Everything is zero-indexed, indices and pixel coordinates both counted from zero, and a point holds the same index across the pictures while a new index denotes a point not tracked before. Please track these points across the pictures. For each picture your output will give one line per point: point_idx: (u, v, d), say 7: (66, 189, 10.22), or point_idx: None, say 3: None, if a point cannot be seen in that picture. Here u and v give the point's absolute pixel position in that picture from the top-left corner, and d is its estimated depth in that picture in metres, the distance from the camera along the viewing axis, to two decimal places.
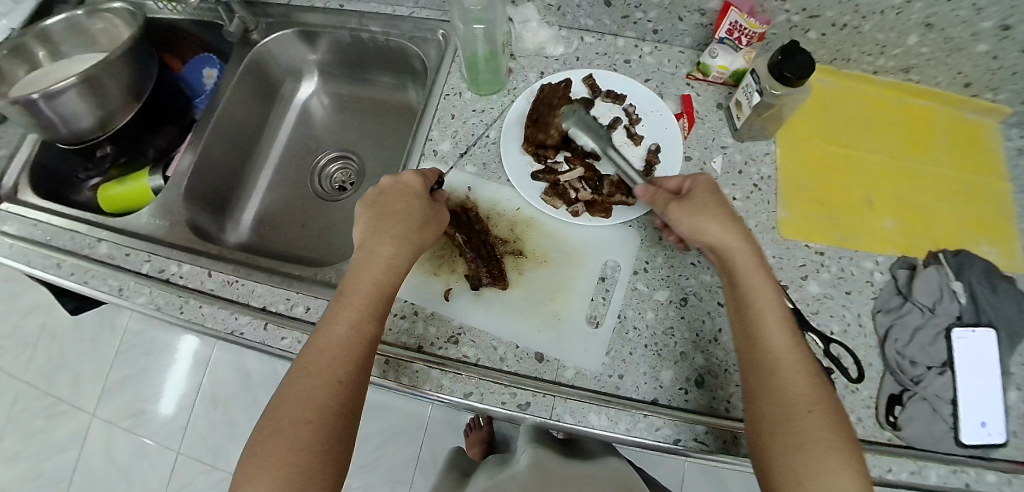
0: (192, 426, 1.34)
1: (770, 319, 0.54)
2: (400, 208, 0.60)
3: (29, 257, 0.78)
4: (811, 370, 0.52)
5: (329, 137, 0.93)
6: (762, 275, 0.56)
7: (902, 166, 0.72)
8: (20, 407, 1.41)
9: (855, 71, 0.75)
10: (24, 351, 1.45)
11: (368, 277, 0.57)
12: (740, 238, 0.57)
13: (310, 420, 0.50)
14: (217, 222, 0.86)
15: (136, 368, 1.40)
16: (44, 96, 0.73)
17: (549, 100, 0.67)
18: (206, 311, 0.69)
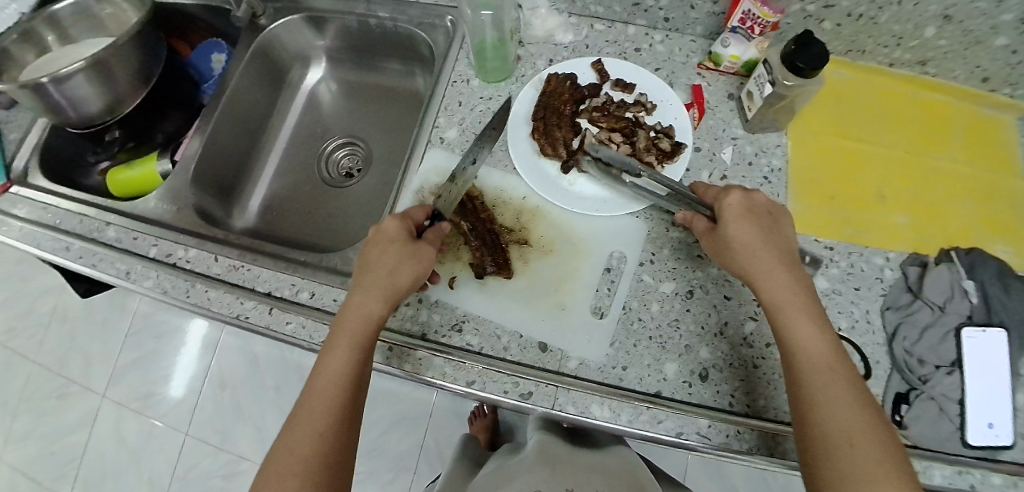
0: (199, 410, 1.36)
1: (810, 347, 0.51)
2: (389, 253, 0.57)
3: (39, 240, 0.79)
4: (857, 396, 0.49)
5: (337, 122, 0.93)
6: (799, 307, 0.53)
7: (917, 162, 0.70)
8: (33, 387, 1.44)
9: (869, 63, 0.73)
10: (35, 333, 1.47)
11: (357, 321, 0.55)
12: (777, 272, 0.54)
13: (295, 475, 0.49)
14: (226, 207, 0.86)
15: (145, 351, 1.41)
16: (53, 80, 0.73)
17: (559, 92, 0.67)
18: (213, 295, 0.69)
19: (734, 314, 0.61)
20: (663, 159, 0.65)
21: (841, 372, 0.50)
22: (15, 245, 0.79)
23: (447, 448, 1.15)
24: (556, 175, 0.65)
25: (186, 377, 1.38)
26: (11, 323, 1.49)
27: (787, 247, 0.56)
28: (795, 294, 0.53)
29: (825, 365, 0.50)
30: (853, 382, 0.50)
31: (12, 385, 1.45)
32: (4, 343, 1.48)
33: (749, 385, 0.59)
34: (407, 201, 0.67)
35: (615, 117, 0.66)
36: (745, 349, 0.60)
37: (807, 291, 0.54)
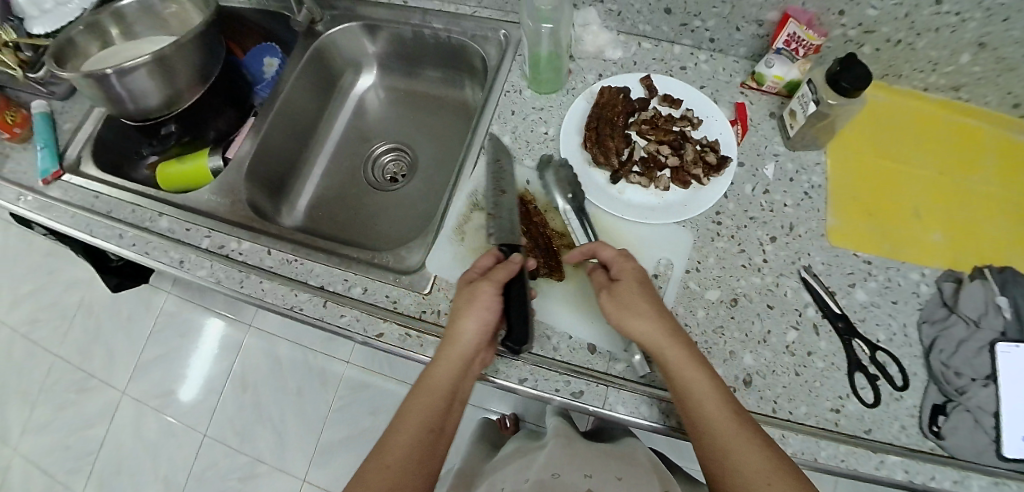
0: (220, 409, 1.37)
1: (708, 401, 0.53)
2: (461, 303, 0.58)
3: (92, 227, 0.82)
4: (758, 436, 0.52)
5: (383, 128, 0.98)
6: (685, 359, 0.54)
7: (951, 183, 0.73)
8: (54, 379, 1.46)
9: (905, 87, 0.76)
10: (60, 326, 1.50)
11: (438, 379, 0.56)
12: (671, 337, 0.55)
13: None
14: (275, 204, 0.89)
15: (168, 348, 1.44)
16: (116, 72, 0.77)
17: (611, 104, 0.70)
18: (266, 286, 0.72)
19: (777, 323, 0.64)
20: (708, 172, 0.67)
21: (753, 433, 0.52)
22: (69, 231, 0.83)
23: None
24: (606, 183, 0.68)
25: (200, 379, 1.40)
26: (37, 314, 1.52)
27: (650, 295, 0.58)
28: (691, 362, 0.54)
29: (736, 430, 0.52)
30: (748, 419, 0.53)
31: (35, 376, 1.47)
32: (27, 335, 1.51)
33: (790, 392, 0.61)
34: (461, 203, 0.71)
35: (663, 131, 0.69)
36: (787, 357, 0.62)
37: (676, 337, 0.56)
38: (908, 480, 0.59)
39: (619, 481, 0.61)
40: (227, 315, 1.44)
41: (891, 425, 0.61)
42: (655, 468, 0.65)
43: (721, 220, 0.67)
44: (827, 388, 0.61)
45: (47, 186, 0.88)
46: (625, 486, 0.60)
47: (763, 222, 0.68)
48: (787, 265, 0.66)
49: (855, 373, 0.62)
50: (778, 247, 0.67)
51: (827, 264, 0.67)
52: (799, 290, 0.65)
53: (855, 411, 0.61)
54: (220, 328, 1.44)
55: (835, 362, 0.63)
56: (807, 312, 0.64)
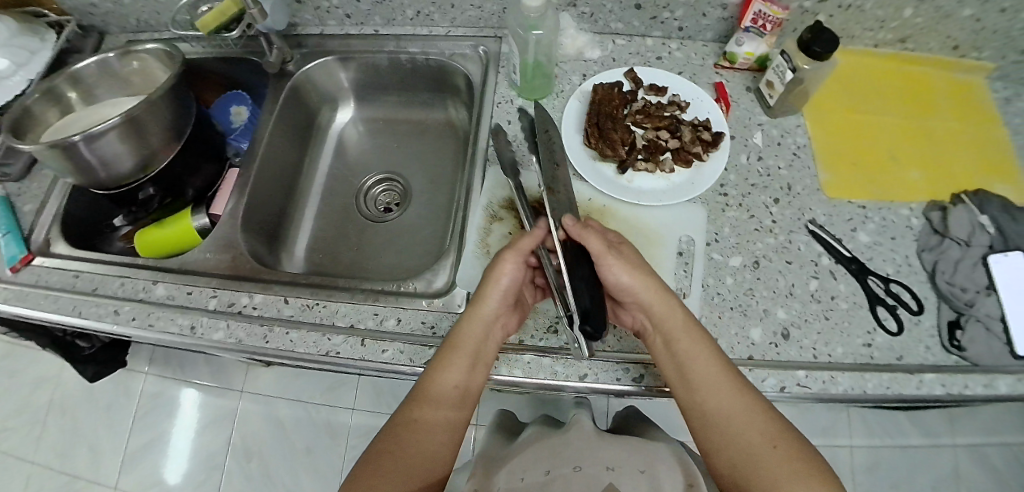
0: (227, 483, 1.29)
1: (714, 367, 0.55)
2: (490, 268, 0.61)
3: (81, 307, 0.77)
4: (761, 403, 0.55)
5: (369, 161, 0.98)
6: (690, 329, 0.57)
7: (915, 125, 0.79)
8: (34, 488, 1.33)
9: (858, 46, 0.83)
10: (32, 430, 1.37)
11: (470, 336, 0.58)
12: (674, 312, 0.58)
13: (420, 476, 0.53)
14: (274, 256, 0.88)
15: (159, 430, 1.35)
16: (86, 138, 0.73)
17: (607, 100, 0.73)
18: (294, 336, 0.70)
19: (799, 275, 0.67)
20: (707, 149, 0.71)
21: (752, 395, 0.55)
22: (53, 317, 0.77)
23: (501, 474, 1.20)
24: (616, 175, 0.71)
25: (193, 458, 1.32)
26: (4, 423, 1.39)
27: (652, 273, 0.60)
28: (688, 329, 0.57)
29: (741, 393, 0.55)
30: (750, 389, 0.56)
31: (9, 490, 1.34)
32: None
33: (826, 336, 0.64)
34: (478, 217, 0.71)
35: (657, 117, 0.73)
36: (814, 305, 0.66)
37: (680, 310, 0.58)
38: (947, 393, 0.63)
39: (642, 474, 0.59)
40: (210, 385, 1.37)
41: (918, 348, 0.65)
42: (681, 460, 0.63)
43: (727, 192, 0.72)
44: (855, 326, 0.65)
45: (15, 275, 0.81)
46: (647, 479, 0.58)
47: (764, 187, 0.72)
48: (794, 222, 0.71)
49: (876, 307, 0.66)
50: (782, 207, 0.71)
51: (828, 215, 0.72)
52: (810, 243, 0.70)
53: (884, 342, 0.65)
54: (194, 397, 1.37)
55: (856, 300, 0.67)
56: (822, 261, 0.69)
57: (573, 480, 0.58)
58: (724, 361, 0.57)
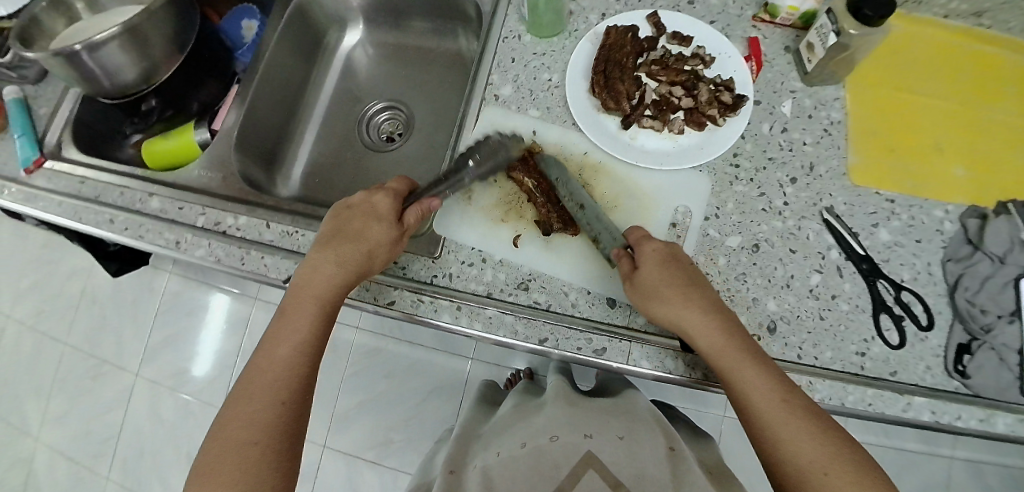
0: (234, 384, 1.36)
1: (751, 391, 0.51)
2: (349, 227, 0.60)
3: (80, 213, 0.77)
4: (813, 427, 0.50)
5: (375, 86, 0.94)
6: (727, 350, 0.52)
7: (973, 115, 0.69)
8: (66, 368, 1.44)
9: (924, 15, 0.72)
10: (66, 314, 1.46)
11: (322, 294, 0.57)
12: (700, 316, 0.53)
13: (257, 440, 0.52)
14: (269, 175, 0.87)
15: (178, 327, 1.41)
16: (87, 47, 0.71)
17: (619, 45, 0.66)
18: (268, 262, 0.69)
19: (800, 267, 0.62)
20: (724, 114, 0.65)
21: (794, 401, 0.51)
22: (57, 220, 0.78)
23: None
24: (618, 130, 0.66)
25: (211, 356, 1.38)
26: (40, 307, 1.47)
27: (689, 282, 0.55)
28: (723, 349, 0.52)
29: (779, 402, 0.50)
30: (803, 409, 0.51)
31: (43, 366, 1.45)
32: (35, 326, 1.47)
33: (815, 337, 0.60)
34: None
35: (675, 70, 0.66)
36: (810, 301, 0.61)
37: (716, 326, 0.53)
38: (935, 421, 0.58)
39: (619, 441, 0.56)
40: (232, 290, 1.40)
41: (917, 366, 0.60)
42: (658, 422, 0.60)
43: (739, 163, 0.65)
44: (852, 331, 0.60)
45: (30, 177, 0.82)
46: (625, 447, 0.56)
47: (782, 162, 0.65)
48: (809, 207, 0.64)
49: (879, 314, 0.61)
50: (798, 188, 0.65)
51: (848, 204, 0.65)
52: (821, 233, 0.63)
53: (880, 354, 0.60)
54: (224, 304, 1.40)
55: (860, 304, 0.61)
56: (830, 255, 0.62)
57: (548, 453, 0.56)
58: (769, 382, 0.51)
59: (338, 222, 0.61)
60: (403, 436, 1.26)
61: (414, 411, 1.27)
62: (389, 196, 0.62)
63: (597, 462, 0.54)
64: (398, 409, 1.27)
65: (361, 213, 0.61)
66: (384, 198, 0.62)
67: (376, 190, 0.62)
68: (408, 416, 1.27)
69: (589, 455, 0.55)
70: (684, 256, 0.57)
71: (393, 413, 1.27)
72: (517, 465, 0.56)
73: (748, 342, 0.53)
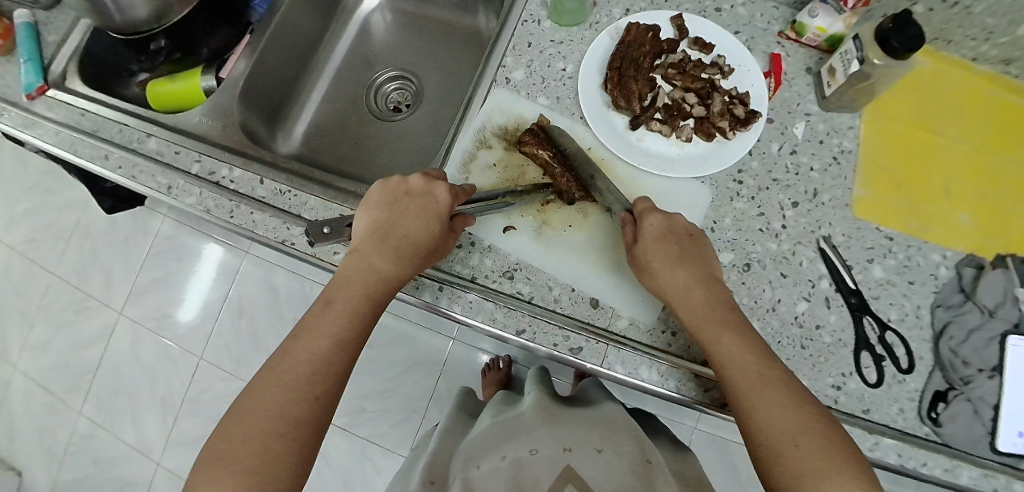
0: (216, 334, 1.36)
1: (732, 360, 0.50)
2: (407, 218, 0.57)
3: (76, 145, 0.74)
4: (791, 394, 0.48)
5: (389, 54, 0.93)
6: (718, 320, 0.52)
7: (986, 163, 0.68)
8: (52, 298, 1.43)
9: (953, 55, 0.70)
10: (57, 245, 1.45)
11: (370, 286, 0.54)
12: (683, 284, 0.54)
13: (283, 432, 0.47)
14: (270, 130, 0.85)
15: (167, 271, 1.40)
16: None
17: (638, 43, 0.65)
18: (257, 218, 0.67)
19: (789, 293, 0.61)
20: (734, 128, 0.64)
21: (771, 373, 0.49)
22: (54, 151, 0.75)
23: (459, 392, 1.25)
24: (625, 129, 0.65)
25: (199, 302, 1.38)
26: (33, 234, 1.46)
27: (691, 258, 0.56)
28: (709, 317, 0.52)
29: (753, 371, 0.49)
30: (786, 382, 0.49)
31: (30, 293, 1.45)
32: (25, 253, 1.46)
33: (793, 365, 0.59)
34: (467, 138, 0.66)
35: (691, 77, 0.65)
36: (794, 327, 0.60)
37: (710, 298, 0.53)
38: (900, 464, 0.58)
39: (598, 454, 0.54)
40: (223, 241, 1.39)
41: (890, 407, 0.59)
42: (635, 433, 0.58)
43: (742, 180, 0.64)
44: (831, 364, 0.60)
45: (31, 103, 0.79)
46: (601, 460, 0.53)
47: (786, 185, 0.64)
48: (806, 233, 0.63)
49: (860, 351, 0.60)
50: (799, 213, 0.64)
51: (847, 236, 0.64)
52: (815, 261, 0.62)
53: (855, 390, 0.59)
54: (217, 256, 1.40)
55: (842, 338, 0.60)
56: (821, 285, 0.62)
57: (528, 467, 0.54)
58: (750, 349, 0.51)
59: (393, 211, 0.57)
60: (377, 406, 1.26)
61: (389, 383, 1.27)
62: (450, 191, 0.58)
63: (577, 476, 0.52)
64: (373, 379, 1.27)
65: (418, 206, 0.57)
66: (444, 192, 0.58)
67: (437, 181, 0.58)
68: (383, 387, 1.27)
69: (570, 469, 0.53)
70: (683, 228, 0.58)
71: (368, 382, 1.27)
72: (496, 478, 0.53)
73: (732, 315, 0.53)
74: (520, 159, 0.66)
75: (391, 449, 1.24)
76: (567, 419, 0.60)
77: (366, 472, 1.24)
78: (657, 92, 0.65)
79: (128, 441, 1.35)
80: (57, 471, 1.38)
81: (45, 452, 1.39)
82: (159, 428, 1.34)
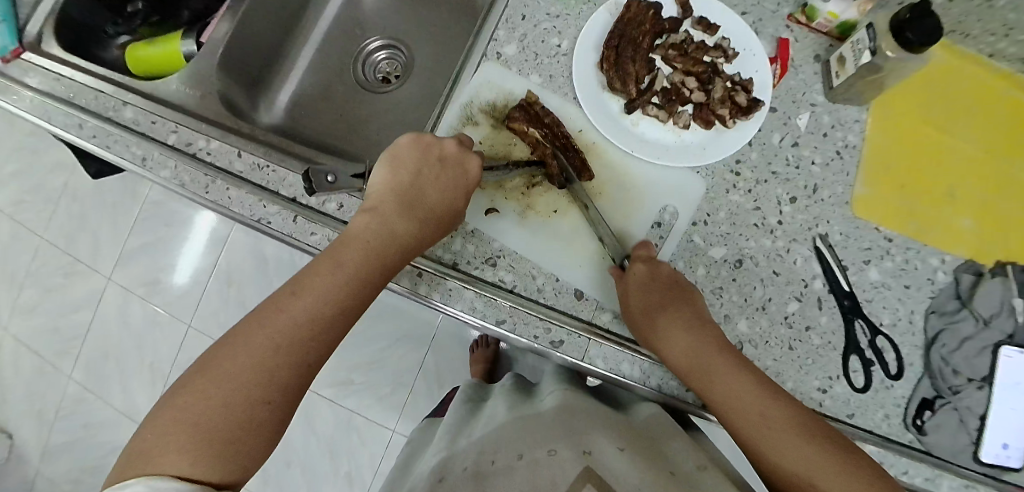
0: (203, 303, 1.33)
1: (732, 409, 0.48)
2: (436, 186, 0.56)
3: (49, 113, 0.69)
4: (798, 432, 0.46)
5: (378, 20, 0.88)
6: (712, 366, 0.50)
7: (994, 166, 0.65)
8: (37, 261, 1.40)
9: (969, 49, 0.67)
10: (42, 208, 1.41)
11: (383, 249, 0.52)
12: (671, 333, 0.52)
13: (271, 399, 0.44)
14: (254, 97, 0.81)
15: (152, 238, 1.37)
16: None
17: (638, 21, 0.61)
18: (233, 194, 0.63)
19: (780, 292, 0.59)
20: (733, 117, 0.61)
21: (772, 411, 0.47)
22: (26, 118, 0.69)
23: (445, 370, 1.24)
24: (619, 113, 0.62)
25: (187, 271, 1.35)
26: (19, 197, 1.42)
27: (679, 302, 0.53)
28: (703, 367, 0.51)
29: (753, 414, 0.47)
30: (794, 417, 0.47)
31: (16, 255, 1.42)
32: (12, 215, 1.43)
33: (780, 365, 0.58)
34: (453, 115, 0.63)
35: (692, 60, 0.62)
36: (783, 328, 0.58)
37: (700, 344, 0.52)
38: None
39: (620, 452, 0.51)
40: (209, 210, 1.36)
41: (875, 412, 0.58)
42: (655, 424, 0.56)
43: (740, 172, 0.61)
44: (819, 366, 0.58)
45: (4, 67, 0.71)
46: (626, 459, 0.49)
47: (785, 179, 0.62)
48: (804, 230, 0.61)
49: (849, 356, 0.58)
50: (796, 209, 0.61)
51: (845, 234, 0.61)
52: (809, 260, 0.60)
53: (842, 394, 0.58)
54: (206, 223, 1.36)
55: (832, 341, 0.58)
56: (814, 285, 0.59)
57: (545, 468, 0.50)
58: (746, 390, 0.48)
59: (421, 176, 0.56)
60: (365, 378, 1.25)
61: (376, 358, 1.25)
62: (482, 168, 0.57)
63: (597, 477, 0.48)
64: (359, 354, 1.26)
65: (448, 176, 0.56)
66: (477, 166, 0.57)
67: (472, 154, 0.57)
68: (369, 362, 1.25)
69: (589, 470, 0.49)
70: (667, 272, 0.55)
71: (354, 357, 1.26)
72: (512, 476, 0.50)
73: (727, 356, 0.51)
74: (507, 137, 0.62)
75: (378, 421, 1.23)
76: (581, 410, 0.57)
77: (354, 444, 1.23)
78: (656, 75, 0.62)
79: (116, 406, 1.34)
80: (46, 433, 1.37)
81: (33, 414, 1.38)
82: (148, 395, 1.33)
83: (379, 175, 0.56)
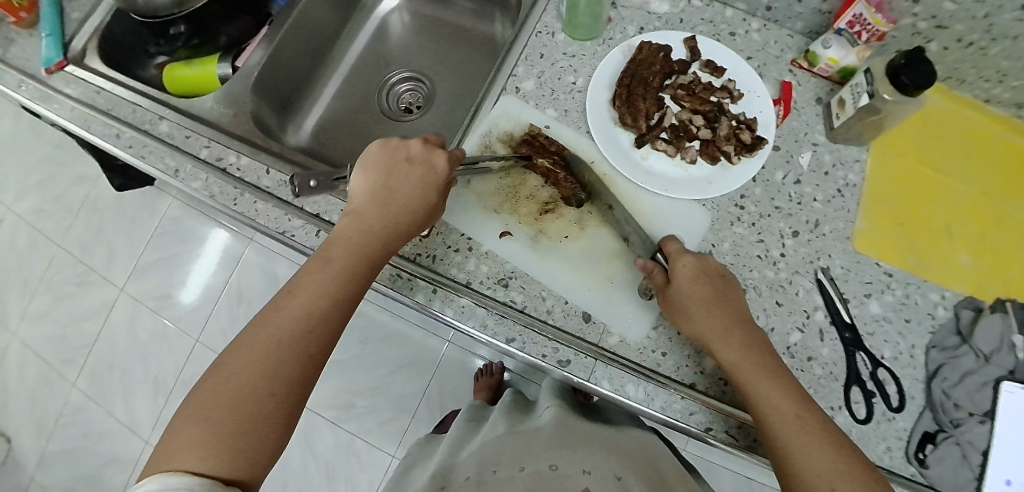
0: (214, 318, 1.36)
1: (770, 409, 0.50)
2: (409, 182, 0.57)
3: (89, 122, 0.74)
4: (827, 441, 0.48)
5: (403, 54, 0.94)
6: (757, 367, 0.52)
7: (991, 205, 0.67)
8: (54, 271, 1.45)
9: (964, 94, 0.70)
10: (65, 218, 1.46)
11: (366, 244, 0.54)
12: (721, 329, 0.53)
13: (275, 392, 0.47)
14: (282, 121, 0.86)
15: (169, 251, 1.41)
16: None
17: (649, 62, 0.66)
18: (260, 207, 0.67)
19: (783, 322, 0.61)
20: (738, 154, 0.64)
21: (809, 418, 0.49)
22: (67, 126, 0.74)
23: (449, 395, 1.25)
24: (630, 146, 0.66)
25: (200, 285, 1.39)
26: (42, 204, 1.48)
27: (731, 305, 0.55)
28: (748, 365, 0.52)
29: (793, 418, 0.49)
30: (826, 427, 0.49)
31: (35, 264, 1.46)
32: (33, 224, 1.48)
33: None
34: (473, 144, 0.67)
35: (700, 99, 0.66)
36: (785, 358, 0.60)
37: (750, 344, 0.53)
38: None
39: (616, 481, 0.52)
40: (228, 227, 1.40)
41: (877, 445, 0.58)
42: (647, 458, 0.57)
43: (744, 205, 0.64)
44: (821, 396, 0.59)
45: (49, 77, 0.78)
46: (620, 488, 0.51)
47: (787, 213, 0.64)
48: (806, 263, 0.63)
49: (851, 386, 0.59)
50: (798, 243, 0.64)
51: (845, 268, 0.64)
52: (811, 291, 0.62)
53: (843, 425, 0.59)
54: (223, 239, 1.41)
55: (834, 371, 0.60)
56: (815, 316, 0.61)
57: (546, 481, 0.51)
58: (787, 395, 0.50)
59: (390, 177, 0.58)
60: (367, 401, 1.26)
61: (382, 381, 1.27)
62: (450, 162, 0.59)
63: None
64: (365, 376, 1.27)
65: (417, 173, 0.58)
66: (443, 161, 0.59)
67: (436, 150, 0.59)
68: (375, 384, 1.27)
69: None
70: (715, 272, 0.57)
71: (360, 379, 1.27)
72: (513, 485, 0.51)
73: (771, 361, 0.53)
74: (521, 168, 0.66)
75: (378, 447, 1.24)
76: (577, 433, 0.58)
77: (352, 467, 1.23)
78: (665, 111, 0.66)
79: (119, 418, 1.35)
80: (45, 442, 1.39)
81: (35, 422, 1.40)
82: (150, 407, 1.35)
83: (358, 179, 0.59)
